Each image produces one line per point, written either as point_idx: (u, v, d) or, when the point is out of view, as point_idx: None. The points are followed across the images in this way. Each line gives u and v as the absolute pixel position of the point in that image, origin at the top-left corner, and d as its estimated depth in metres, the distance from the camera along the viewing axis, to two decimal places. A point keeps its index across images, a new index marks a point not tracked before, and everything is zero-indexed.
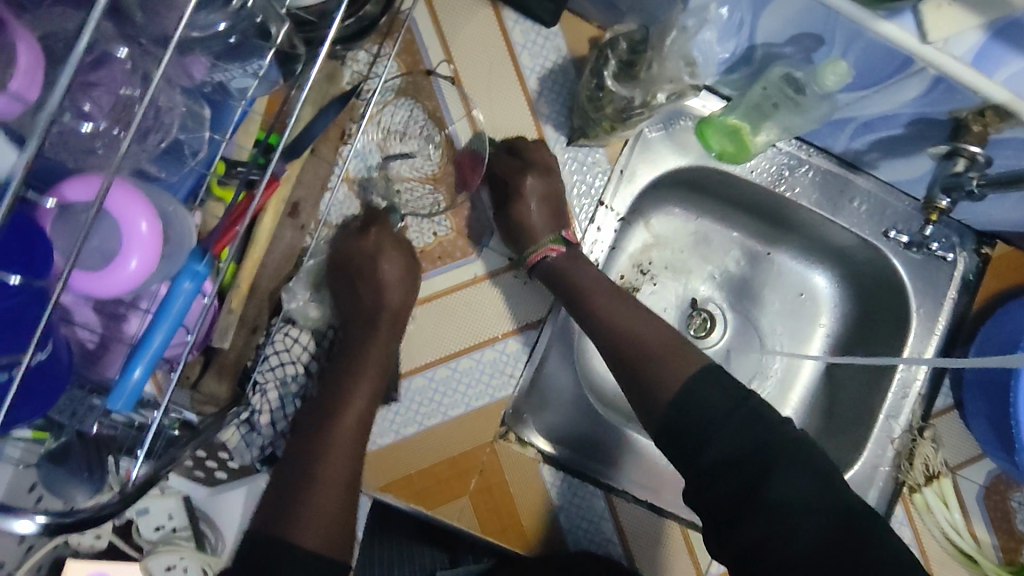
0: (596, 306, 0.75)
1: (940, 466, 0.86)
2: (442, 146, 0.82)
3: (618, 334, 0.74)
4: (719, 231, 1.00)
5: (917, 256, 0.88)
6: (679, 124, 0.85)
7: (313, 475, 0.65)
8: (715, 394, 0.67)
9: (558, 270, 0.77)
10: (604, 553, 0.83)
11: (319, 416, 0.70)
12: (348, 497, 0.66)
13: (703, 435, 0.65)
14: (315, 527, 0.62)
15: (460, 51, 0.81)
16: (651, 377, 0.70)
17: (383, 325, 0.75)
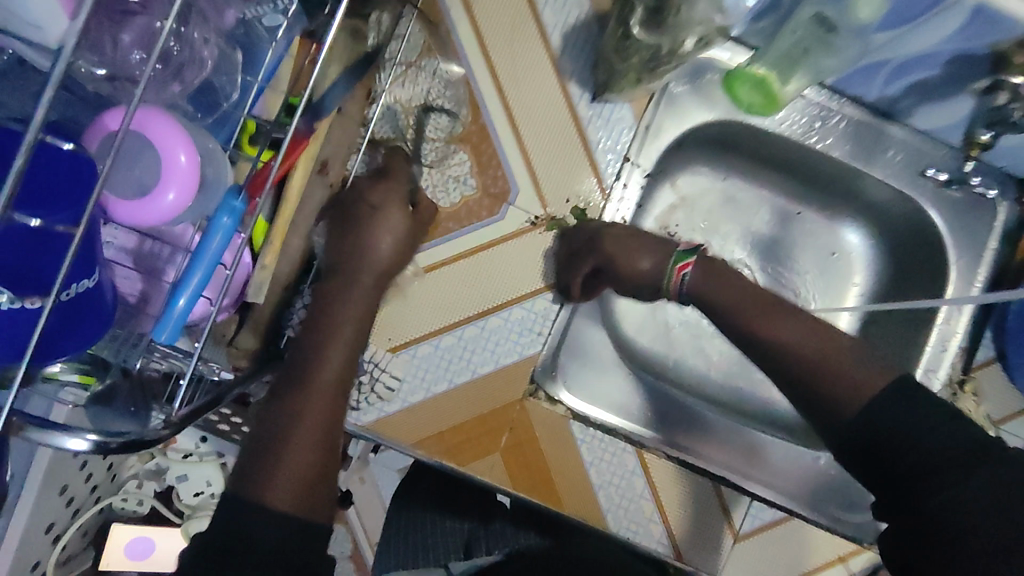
0: (764, 327, 0.67)
1: (983, 420, 0.83)
2: (466, 106, 0.82)
3: (767, 332, 0.67)
4: (748, 190, 0.98)
5: (957, 195, 0.86)
6: (706, 78, 0.84)
7: (278, 440, 0.55)
8: (902, 400, 0.58)
9: (698, 288, 0.73)
10: (636, 509, 0.81)
11: (299, 362, 0.60)
12: (312, 463, 0.55)
13: (898, 444, 0.56)
14: (288, 486, 0.53)
15: (483, 10, 0.80)
16: (845, 384, 0.61)
17: (376, 271, 0.66)
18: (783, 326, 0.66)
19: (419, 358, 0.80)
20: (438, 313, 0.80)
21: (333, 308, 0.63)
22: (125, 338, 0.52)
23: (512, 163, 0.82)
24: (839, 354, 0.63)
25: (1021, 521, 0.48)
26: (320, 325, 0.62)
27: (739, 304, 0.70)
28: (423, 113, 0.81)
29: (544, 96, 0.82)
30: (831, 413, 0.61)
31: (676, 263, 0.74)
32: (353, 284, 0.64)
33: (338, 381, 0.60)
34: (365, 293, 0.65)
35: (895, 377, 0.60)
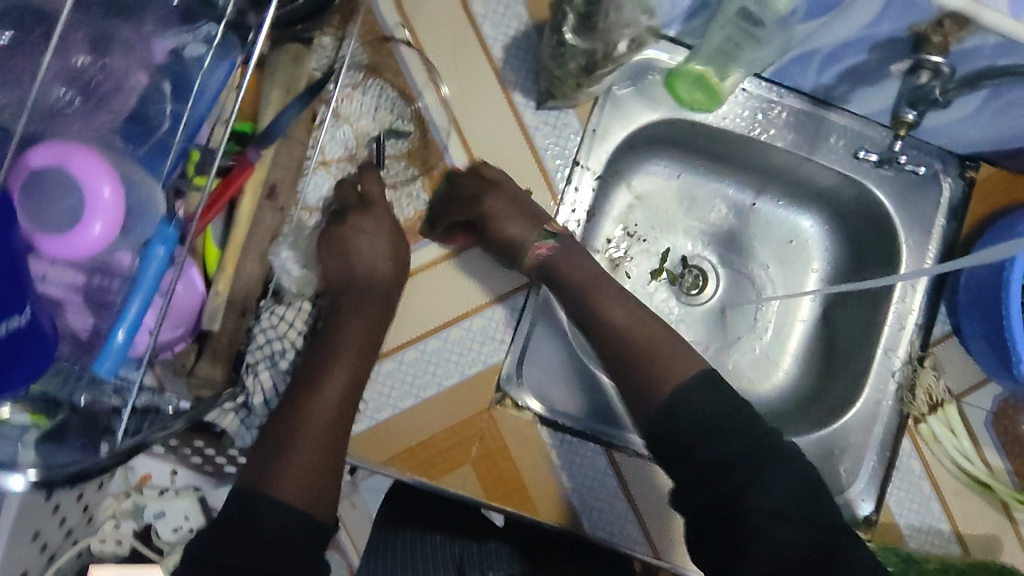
0: (603, 304, 0.72)
1: (941, 393, 0.85)
2: (414, 121, 0.83)
3: (599, 317, 0.71)
4: (701, 185, 0.99)
5: (888, 173, 0.87)
6: (648, 78, 0.86)
7: (291, 435, 0.62)
8: (702, 388, 0.64)
9: (553, 264, 0.75)
10: (611, 509, 0.82)
11: (318, 363, 0.68)
12: (326, 453, 0.62)
13: (688, 446, 0.62)
14: (296, 482, 0.59)
15: (424, 25, 0.81)
16: (659, 367, 0.66)
17: (376, 301, 0.73)
18: (614, 312, 0.71)
19: (385, 374, 0.80)
20: (399, 329, 0.80)
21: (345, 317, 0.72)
22: (74, 374, 0.49)
23: (464, 175, 0.83)
24: (664, 341, 0.68)
25: (755, 523, 0.58)
26: (333, 343, 0.70)
27: (592, 287, 0.73)
28: (372, 130, 0.83)
29: (490, 107, 0.83)
30: (648, 396, 0.66)
31: (535, 241, 0.77)
32: (357, 310, 0.72)
33: (346, 391, 0.67)
34: (368, 319, 0.72)
35: (705, 368, 0.66)
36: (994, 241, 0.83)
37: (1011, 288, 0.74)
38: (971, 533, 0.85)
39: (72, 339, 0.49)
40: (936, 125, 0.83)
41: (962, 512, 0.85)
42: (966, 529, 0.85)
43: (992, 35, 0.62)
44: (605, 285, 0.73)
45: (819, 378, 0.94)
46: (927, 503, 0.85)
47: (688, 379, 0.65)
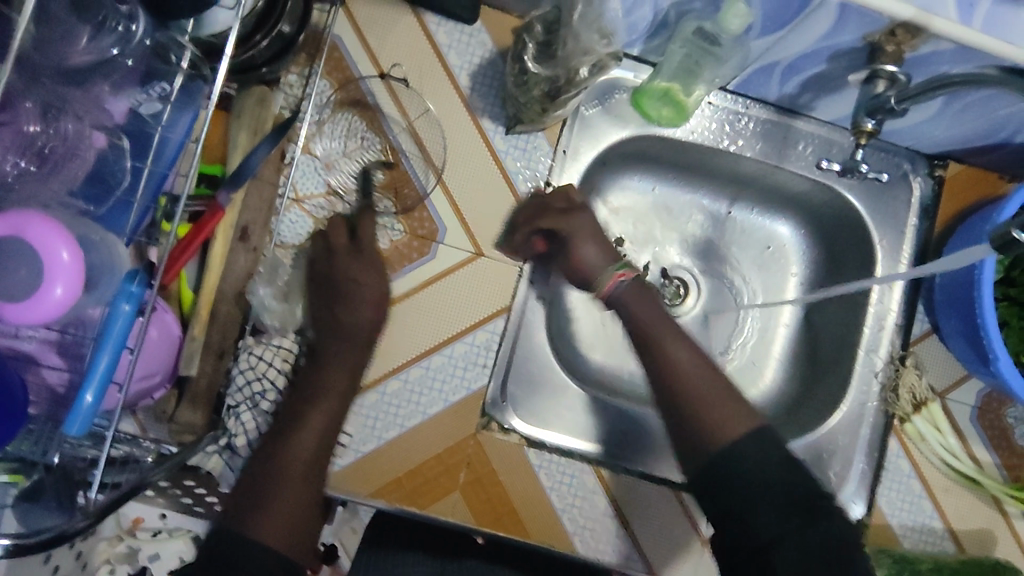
0: (668, 347, 0.64)
1: (925, 392, 0.85)
2: (385, 152, 0.84)
3: (656, 355, 0.64)
4: (678, 196, 1.00)
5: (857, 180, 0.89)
6: (615, 97, 0.87)
7: (268, 480, 0.59)
8: (759, 444, 0.57)
9: (625, 300, 0.68)
10: (602, 527, 0.82)
11: (296, 408, 0.66)
12: (307, 493, 0.59)
13: (727, 485, 0.56)
14: (269, 519, 0.55)
15: (389, 58, 0.82)
16: (705, 420, 0.59)
17: (355, 348, 0.72)
18: (676, 351, 0.64)
19: (366, 406, 0.80)
20: (380, 360, 0.80)
21: (327, 351, 0.71)
22: (45, 432, 0.52)
23: (436, 203, 0.82)
24: (706, 386, 0.61)
25: None
26: (312, 389, 0.67)
27: (642, 329, 0.66)
28: (343, 164, 0.83)
29: (460, 135, 0.83)
30: (697, 444, 0.59)
31: (614, 270, 0.69)
32: (336, 356, 0.71)
33: (326, 435, 0.64)
34: (347, 364, 0.70)
35: (760, 424, 0.59)
36: (964, 237, 0.83)
37: (983, 282, 0.73)
38: (964, 530, 0.85)
39: (50, 393, 0.52)
40: (899, 128, 0.84)
41: (954, 509, 0.85)
42: (959, 526, 0.85)
43: (944, 42, 0.62)
44: (670, 326, 0.65)
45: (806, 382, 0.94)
46: (918, 502, 0.85)
47: (737, 439, 0.57)
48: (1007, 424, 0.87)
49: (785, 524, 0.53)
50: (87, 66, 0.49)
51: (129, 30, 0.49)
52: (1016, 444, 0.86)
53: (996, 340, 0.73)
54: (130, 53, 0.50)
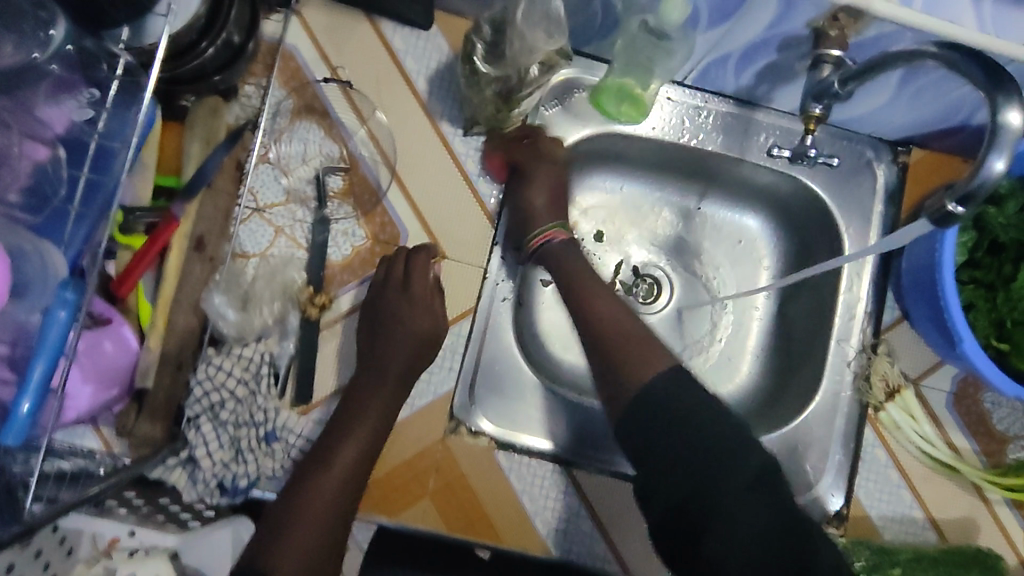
0: (591, 300, 0.73)
1: (898, 379, 0.84)
2: (344, 159, 0.83)
3: (583, 307, 0.73)
4: (647, 194, 1.00)
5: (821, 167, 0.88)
6: (574, 96, 0.87)
7: (297, 510, 0.67)
8: (676, 379, 0.64)
9: (555, 252, 0.78)
10: (576, 529, 0.81)
11: (332, 441, 0.72)
12: (328, 527, 0.67)
13: (674, 434, 0.61)
14: (291, 562, 0.63)
15: (346, 66, 0.83)
16: (628, 368, 0.66)
17: (389, 383, 0.76)
18: (598, 307, 0.72)
19: None
20: (345, 367, 0.79)
21: (364, 389, 0.75)
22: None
23: (397, 207, 0.82)
24: (630, 344, 0.68)
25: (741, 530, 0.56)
26: (344, 423, 0.73)
27: (583, 296, 0.73)
28: (302, 172, 0.82)
29: (419, 139, 0.83)
30: (623, 386, 0.65)
31: (550, 227, 0.79)
32: (377, 390, 0.75)
33: (351, 468, 0.70)
34: (385, 399, 0.75)
35: (680, 366, 0.66)
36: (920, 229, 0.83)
37: (945, 265, 0.72)
38: (945, 519, 0.83)
39: None
40: (857, 115, 0.84)
41: (935, 497, 0.84)
42: (939, 515, 0.83)
43: (886, 24, 0.62)
44: (592, 278, 0.75)
45: (782, 374, 0.93)
46: (897, 492, 0.83)
47: (665, 370, 0.65)
48: (985, 410, 0.85)
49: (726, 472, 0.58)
50: (12, 70, 0.50)
51: (50, 37, 0.50)
52: (994, 429, 0.85)
53: (960, 322, 0.72)
54: (54, 60, 0.51)
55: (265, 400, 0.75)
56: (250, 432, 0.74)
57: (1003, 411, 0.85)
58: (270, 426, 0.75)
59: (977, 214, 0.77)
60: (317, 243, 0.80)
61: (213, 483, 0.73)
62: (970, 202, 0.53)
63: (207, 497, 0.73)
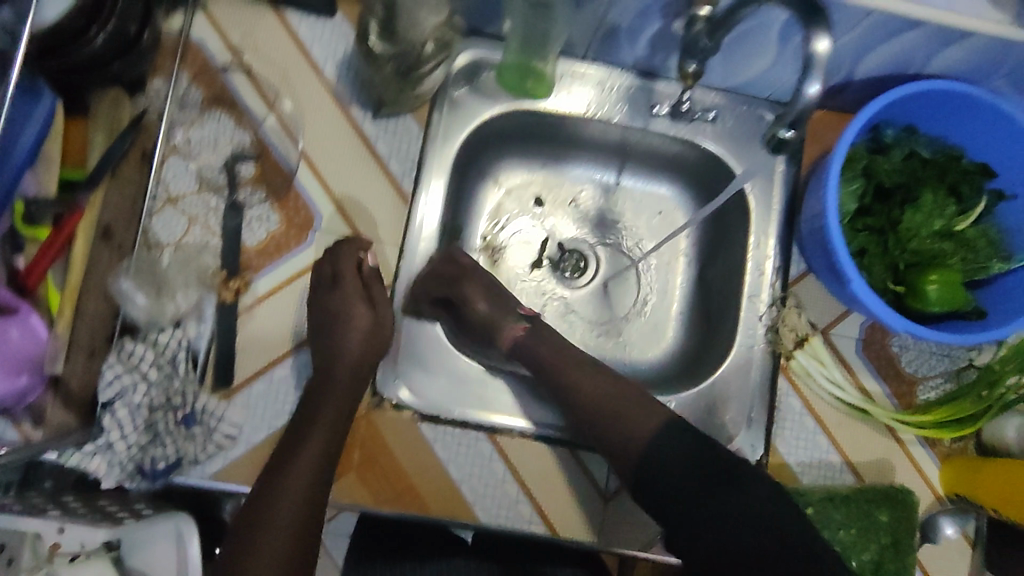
0: (572, 376, 0.76)
1: (805, 327, 0.87)
2: (255, 146, 0.85)
3: (571, 392, 0.75)
4: (567, 171, 1.02)
5: (723, 132, 0.92)
6: (482, 76, 0.89)
7: (268, 509, 0.65)
8: (668, 440, 0.68)
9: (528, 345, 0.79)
10: (503, 493, 0.82)
11: (292, 440, 0.71)
12: (305, 530, 0.66)
13: (652, 461, 0.67)
14: None
15: (253, 58, 0.85)
16: (625, 427, 0.71)
17: (345, 372, 0.77)
18: (585, 380, 0.75)
19: (255, 397, 0.79)
20: (264, 347, 0.80)
21: (325, 382, 0.76)
22: None
23: (309, 190, 0.84)
24: (607, 412, 0.72)
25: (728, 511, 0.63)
26: (310, 413, 0.73)
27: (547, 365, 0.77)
28: (216, 161, 0.84)
29: (328, 123, 0.85)
30: (625, 446, 0.70)
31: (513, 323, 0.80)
32: (334, 379, 0.76)
33: (319, 470, 0.69)
34: (341, 397, 0.75)
35: (662, 426, 0.70)
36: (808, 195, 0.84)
37: (828, 210, 0.75)
38: (862, 461, 0.86)
39: None
40: (750, 78, 0.88)
41: (850, 441, 0.86)
42: (856, 458, 0.86)
43: None
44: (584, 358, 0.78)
45: (703, 335, 0.95)
46: (814, 438, 0.86)
47: (648, 439, 0.69)
48: (893, 353, 0.89)
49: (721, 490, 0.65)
50: None
51: None
52: (904, 372, 0.88)
53: (847, 263, 0.74)
54: None
55: (183, 383, 0.78)
56: (169, 415, 0.77)
57: (910, 353, 0.88)
58: (188, 409, 0.77)
59: (865, 164, 0.81)
60: (232, 229, 0.82)
61: (132, 467, 0.75)
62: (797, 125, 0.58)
63: (125, 481, 0.75)
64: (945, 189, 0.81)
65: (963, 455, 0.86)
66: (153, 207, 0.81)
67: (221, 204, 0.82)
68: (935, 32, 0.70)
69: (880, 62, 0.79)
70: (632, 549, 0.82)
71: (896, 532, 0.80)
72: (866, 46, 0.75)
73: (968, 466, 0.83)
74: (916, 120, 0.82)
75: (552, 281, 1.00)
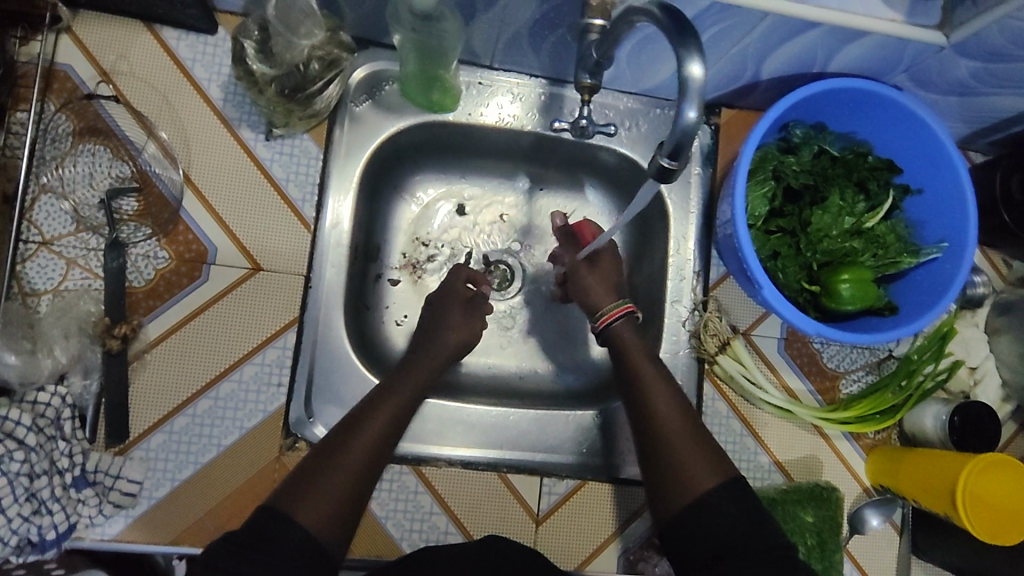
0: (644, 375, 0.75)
1: (727, 331, 0.86)
2: (136, 179, 0.78)
3: (642, 398, 0.74)
4: (485, 181, 0.98)
5: (637, 136, 0.90)
6: (384, 89, 0.85)
7: (343, 446, 0.66)
8: (726, 503, 0.64)
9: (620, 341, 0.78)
10: (430, 525, 0.80)
11: (371, 403, 0.72)
12: (351, 495, 0.64)
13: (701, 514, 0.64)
14: (318, 512, 0.61)
15: (127, 82, 0.78)
16: (683, 471, 0.67)
17: (441, 352, 0.80)
18: (661, 399, 0.73)
19: (154, 449, 0.75)
20: (161, 397, 0.76)
21: (408, 361, 0.78)
22: None
23: (200, 222, 0.78)
24: (672, 434, 0.70)
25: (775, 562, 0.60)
26: (398, 373, 0.76)
27: (643, 384, 0.74)
28: (92, 197, 0.77)
29: (217, 149, 0.79)
30: (671, 500, 0.67)
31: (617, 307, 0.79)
32: (414, 366, 0.77)
33: (377, 450, 0.68)
34: (411, 389, 0.74)
35: (725, 483, 0.66)
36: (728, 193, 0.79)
37: (737, 219, 0.74)
38: (790, 460, 0.86)
39: None
40: (660, 81, 0.85)
41: (777, 441, 0.86)
42: (784, 457, 0.86)
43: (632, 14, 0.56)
44: (629, 388, 0.76)
45: None
46: (741, 440, 0.86)
47: (707, 495, 0.65)
48: (814, 350, 0.89)
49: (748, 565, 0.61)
50: None
51: None
52: (827, 368, 0.89)
53: (757, 269, 0.73)
54: None
55: (70, 445, 0.72)
56: (55, 481, 0.71)
57: (831, 349, 0.89)
58: (78, 471, 0.72)
59: (776, 164, 0.80)
60: (116, 270, 0.75)
61: (19, 541, 0.69)
62: (681, 156, 0.50)
63: (14, 554, 0.70)
64: (853, 185, 0.81)
65: (886, 445, 0.87)
66: (25, 253, 0.75)
67: (101, 244, 0.76)
68: (833, 31, 0.69)
69: (784, 62, 0.77)
70: (568, 567, 0.81)
71: (821, 531, 0.80)
72: (766, 47, 0.73)
73: (890, 456, 0.84)
74: (824, 118, 0.81)
75: None
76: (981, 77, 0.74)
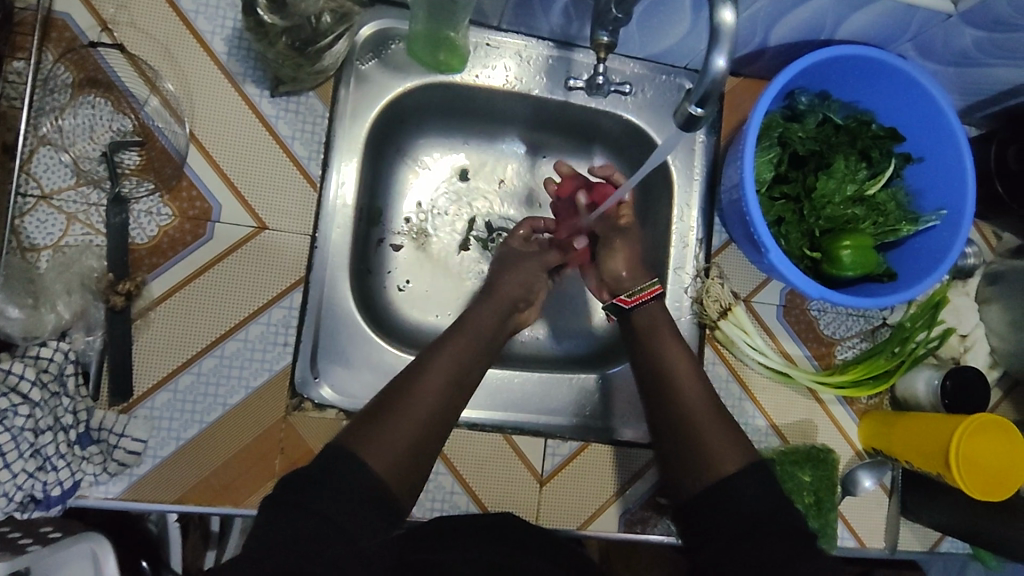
0: (662, 344, 0.78)
1: (729, 297, 0.87)
2: (137, 133, 0.77)
3: (658, 363, 0.77)
4: (488, 146, 0.97)
5: (643, 102, 0.90)
6: (390, 48, 0.84)
7: (409, 393, 0.69)
8: (731, 458, 0.68)
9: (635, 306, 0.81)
10: (436, 485, 0.81)
11: (432, 352, 0.74)
12: (416, 442, 0.67)
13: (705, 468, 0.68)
14: (385, 457, 0.64)
15: (128, 33, 0.76)
16: (693, 433, 0.70)
17: (501, 301, 0.82)
18: (678, 365, 0.76)
19: (160, 408, 0.74)
20: (166, 355, 0.75)
21: (472, 311, 0.80)
22: None
23: (204, 178, 0.77)
24: (684, 397, 0.73)
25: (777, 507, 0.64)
26: (458, 324, 0.78)
27: (659, 354, 0.77)
28: (93, 151, 0.75)
29: (222, 104, 0.78)
30: (677, 454, 0.70)
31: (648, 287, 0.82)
32: (472, 318, 0.79)
33: (439, 400, 0.70)
34: (473, 339, 0.77)
35: (734, 442, 0.70)
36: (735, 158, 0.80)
37: (746, 186, 0.75)
38: (786, 423, 0.88)
39: None
40: (668, 46, 0.85)
41: (775, 405, 0.88)
42: (781, 421, 0.88)
43: None
44: (638, 357, 0.79)
45: None
46: (740, 403, 0.88)
47: (715, 455, 0.68)
48: (812, 317, 0.91)
49: (767, 525, 0.62)
50: None
51: None
52: (823, 334, 0.91)
53: (764, 233, 0.75)
54: None
55: (74, 402, 0.71)
56: (58, 438, 0.70)
57: (828, 316, 0.91)
58: (83, 428, 0.72)
59: (781, 131, 0.81)
60: (118, 225, 0.74)
61: (22, 497, 0.69)
62: (707, 104, 0.52)
63: (16, 511, 0.69)
64: (856, 154, 0.83)
65: (879, 410, 0.90)
66: (24, 205, 0.73)
67: (102, 199, 0.74)
68: None
69: (793, 27, 0.78)
70: (571, 527, 0.83)
71: (818, 490, 0.82)
72: (778, 12, 0.74)
73: (883, 420, 0.87)
74: (829, 87, 0.82)
75: (480, 260, 0.96)
76: (985, 47, 0.75)
